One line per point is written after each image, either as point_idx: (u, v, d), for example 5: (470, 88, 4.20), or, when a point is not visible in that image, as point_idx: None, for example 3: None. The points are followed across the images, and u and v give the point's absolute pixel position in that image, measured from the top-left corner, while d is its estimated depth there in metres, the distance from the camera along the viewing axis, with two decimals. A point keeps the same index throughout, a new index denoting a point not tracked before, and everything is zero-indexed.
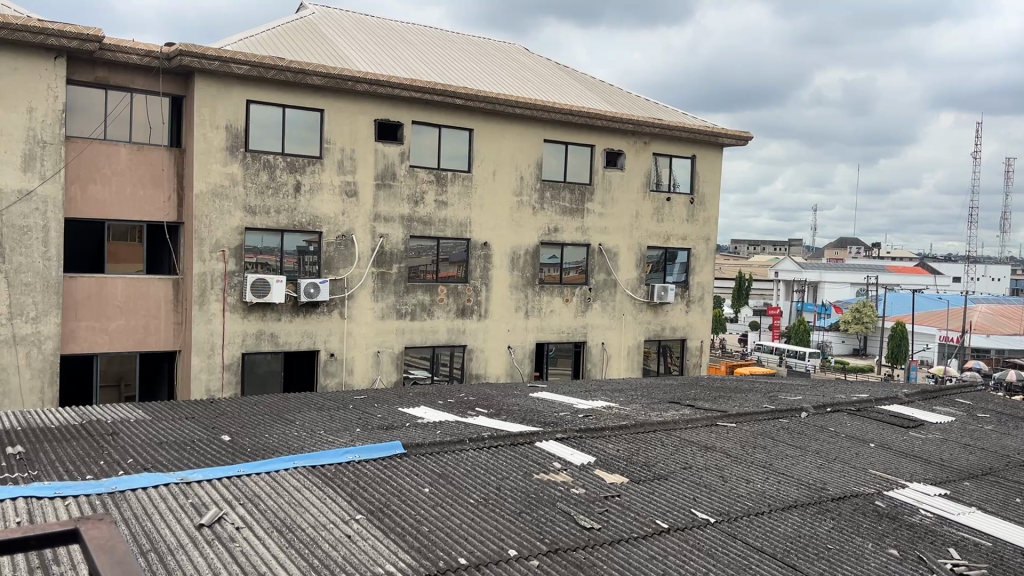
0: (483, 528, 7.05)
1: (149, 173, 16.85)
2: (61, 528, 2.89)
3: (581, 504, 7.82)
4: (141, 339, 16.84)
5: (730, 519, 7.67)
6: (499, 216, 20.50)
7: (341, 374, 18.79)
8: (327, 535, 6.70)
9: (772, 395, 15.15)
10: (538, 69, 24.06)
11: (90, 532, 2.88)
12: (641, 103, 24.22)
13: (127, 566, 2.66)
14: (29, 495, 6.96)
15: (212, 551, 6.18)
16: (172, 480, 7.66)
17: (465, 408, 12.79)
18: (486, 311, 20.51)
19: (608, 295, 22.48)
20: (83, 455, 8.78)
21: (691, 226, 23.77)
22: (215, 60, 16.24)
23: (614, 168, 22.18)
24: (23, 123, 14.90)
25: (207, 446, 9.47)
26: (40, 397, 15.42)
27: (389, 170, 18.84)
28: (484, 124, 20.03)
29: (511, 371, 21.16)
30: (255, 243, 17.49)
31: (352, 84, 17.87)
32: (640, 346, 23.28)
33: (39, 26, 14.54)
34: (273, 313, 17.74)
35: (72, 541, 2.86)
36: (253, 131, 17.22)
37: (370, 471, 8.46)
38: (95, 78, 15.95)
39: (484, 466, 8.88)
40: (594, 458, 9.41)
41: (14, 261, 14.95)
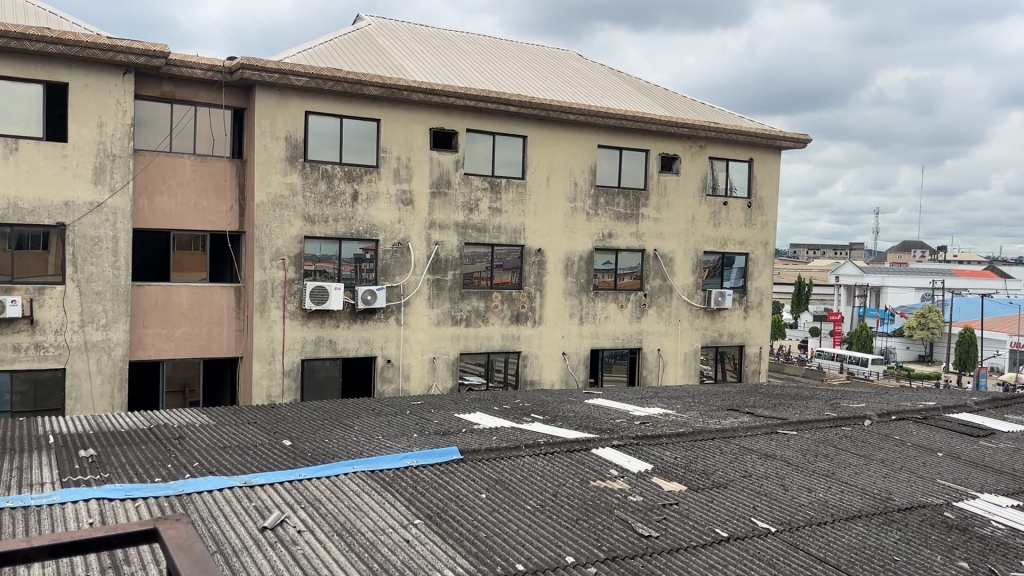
0: (540, 535, 7.05)
1: (213, 183, 17.33)
2: (138, 529, 2.95)
3: (638, 512, 7.77)
4: (205, 345, 17.27)
5: (791, 528, 7.53)
6: (553, 222, 20.50)
7: (398, 380, 18.98)
8: (386, 539, 6.77)
9: (834, 403, 14.84)
10: (592, 75, 24.04)
11: (168, 532, 2.96)
12: (697, 107, 24.01)
13: (203, 566, 2.73)
14: (101, 497, 7.20)
15: (275, 554, 6.31)
16: (236, 484, 7.84)
17: (520, 414, 12.81)
18: (540, 318, 20.50)
19: (664, 301, 22.28)
20: (152, 458, 9.06)
21: (748, 231, 23.44)
22: (275, 73, 16.61)
23: (669, 173, 22.03)
24: (94, 137, 15.44)
25: (269, 451, 9.65)
26: (110, 402, 15.92)
27: (444, 178, 19.02)
28: (538, 131, 20.08)
29: (566, 378, 21.11)
30: (314, 251, 17.81)
31: (408, 94, 18.09)
32: (697, 352, 23.01)
33: (109, 43, 15.07)
34: (331, 320, 18.02)
35: (152, 541, 2.93)
36: (311, 142, 17.56)
37: (428, 476, 8.53)
38: (161, 92, 16.47)
39: (541, 472, 8.88)
40: (652, 466, 9.34)
41: (86, 271, 15.47)
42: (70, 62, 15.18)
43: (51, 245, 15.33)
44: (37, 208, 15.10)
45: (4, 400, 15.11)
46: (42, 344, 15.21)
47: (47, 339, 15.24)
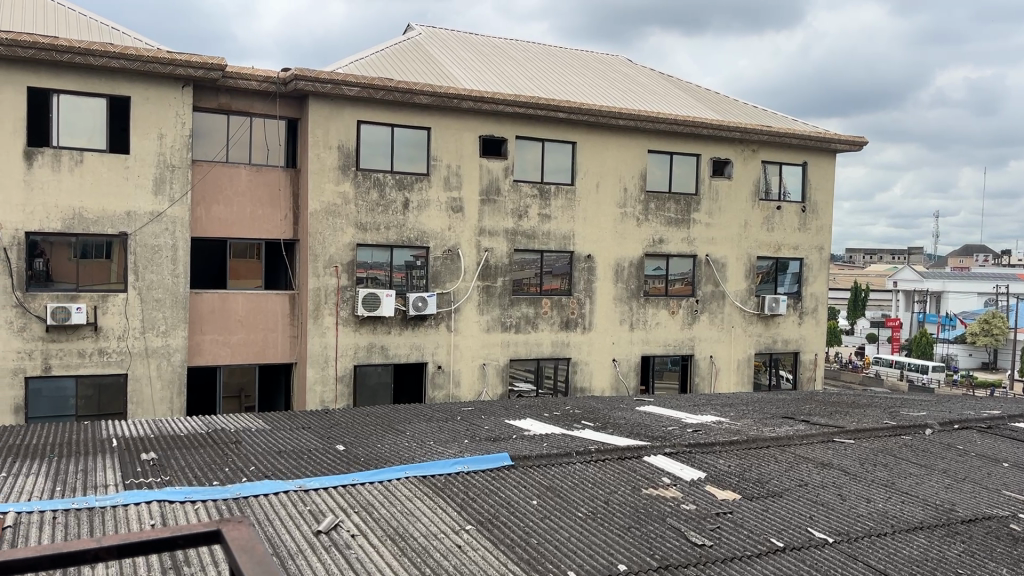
0: (592, 542, 7.02)
1: (268, 193, 17.68)
2: (204, 530, 3.01)
3: (692, 521, 7.67)
4: (260, 351, 17.59)
5: (849, 539, 7.36)
6: (603, 228, 20.43)
7: (448, 386, 19.07)
8: (439, 544, 6.81)
9: (893, 411, 14.50)
10: (641, 80, 23.95)
11: (231, 533, 3.02)
12: (749, 111, 23.74)
13: (267, 566, 2.78)
14: (162, 499, 7.37)
15: (330, 557, 6.40)
16: (291, 488, 7.97)
17: (571, 421, 12.77)
18: (590, 324, 20.43)
19: (716, 307, 22.01)
20: (209, 462, 9.26)
21: (803, 235, 23.05)
22: (328, 83, 16.89)
23: (721, 178, 21.79)
24: (154, 149, 15.88)
25: (323, 455, 9.79)
26: (170, 407, 16.31)
27: (493, 185, 19.11)
28: (588, 137, 20.06)
29: (616, 385, 20.99)
30: (366, 259, 18.04)
31: (458, 102, 18.23)
32: (750, 359, 22.68)
33: (168, 57, 15.49)
34: (383, 326, 18.21)
35: (214, 542, 2.99)
36: (363, 151, 17.80)
37: (479, 482, 8.56)
38: (218, 104, 16.88)
39: (592, 480, 8.84)
40: (705, 474, 9.23)
41: (147, 278, 15.89)
42: (132, 76, 15.65)
43: (113, 254, 15.78)
44: (100, 219, 15.57)
45: (70, 404, 15.56)
46: (105, 350, 15.66)
47: (110, 345, 15.69)
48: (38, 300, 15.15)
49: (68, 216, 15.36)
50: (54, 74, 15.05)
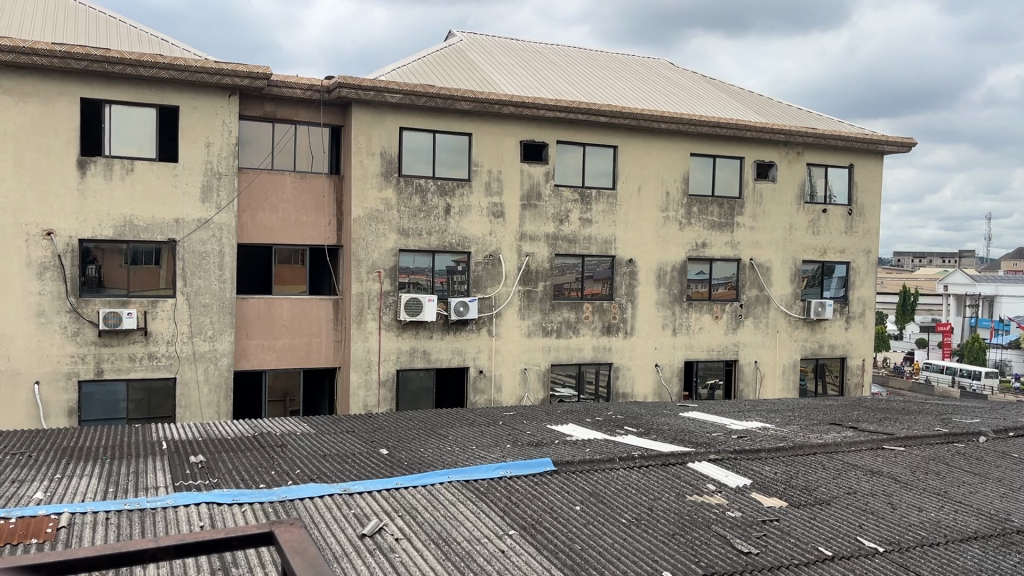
0: (637, 549, 6.97)
1: (312, 200, 17.92)
2: (258, 531, 3.05)
3: (737, 528, 7.58)
4: (305, 356, 17.80)
5: (900, 549, 7.20)
6: (645, 232, 20.31)
7: (490, 391, 19.09)
8: (482, 549, 6.82)
9: (945, 418, 14.15)
10: (683, 83, 23.79)
11: (284, 535, 3.05)
12: (793, 113, 23.45)
13: (319, 568, 2.80)
14: (210, 501, 7.50)
15: (374, 560, 6.46)
16: (336, 491, 8.05)
17: (613, 426, 12.71)
18: (632, 329, 20.31)
19: (761, 312, 21.73)
20: (256, 464, 9.41)
21: (849, 239, 22.66)
22: (371, 91, 17.06)
23: (765, 181, 21.53)
24: (202, 157, 16.19)
25: (367, 459, 9.86)
26: (217, 410, 16.57)
27: (534, 190, 19.11)
28: (630, 141, 19.98)
29: (659, 391, 20.81)
30: (408, 264, 18.17)
31: (498, 108, 18.29)
32: (796, 365, 22.33)
33: (215, 67, 15.79)
34: (425, 331, 18.32)
35: (268, 544, 3.02)
36: (405, 157, 17.95)
37: (522, 487, 8.55)
38: (263, 112, 17.17)
39: (636, 486, 8.77)
40: (751, 481, 9.11)
41: (194, 284, 16.19)
42: (180, 86, 15.99)
43: (162, 260, 16.10)
44: (150, 226, 15.91)
45: (121, 407, 15.92)
46: (155, 354, 15.98)
47: (159, 349, 16.00)
48: (90, 305, 15.52)
49: (119, 223, 15.72)
50: (105, 85, 15.45)
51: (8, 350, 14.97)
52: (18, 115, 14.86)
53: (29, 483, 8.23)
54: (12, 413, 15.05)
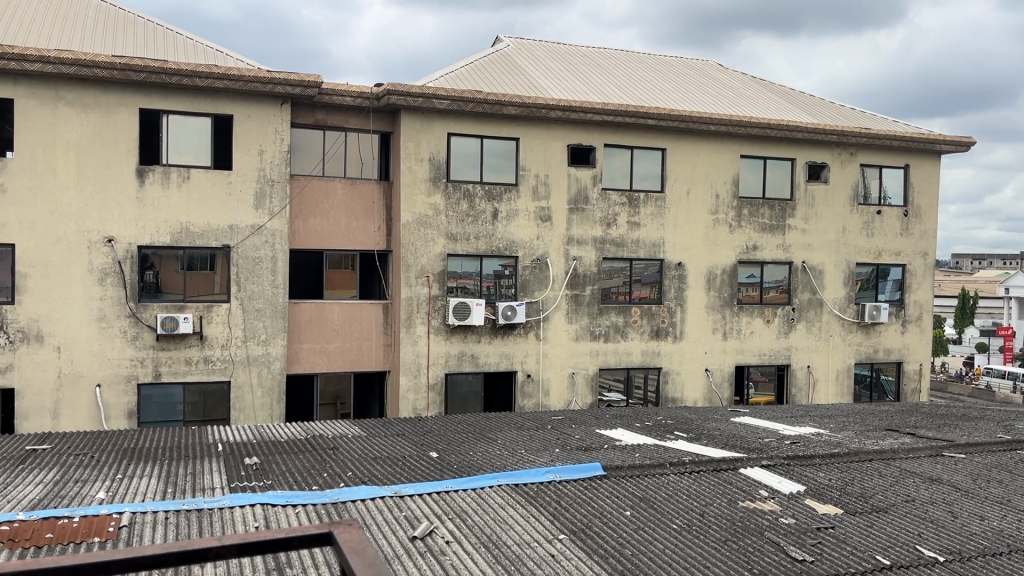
0: (689, 554, 6.90)
1: (362, 205, 18.16)
2: (317, 531, 3.10)
3: (791, 535, 7.46)
4: (355, 360, 18.01)
5: (961, 558, 7.01)
6: (694, 235, 20.13)
7: (538, 395, 19.07)
8: (532, 553, 6.83)
9: (1007, 424, 13.73)
10: (732, 84, 23.54)
11: (342, 535, 3.10)
12: (846, 113, 23.05)
13: (378, 568, 2.83)
14: (264, 503, 7.63)
15: (425, 563, 6.51)
16: (387, 494, 8.12)
17: (663, 431, 12.62)
18: (681, 333, 20.12)
19: (814, 316, 21.37)
20: (309, 466, 9.55)
21: (905, 241, 22.15)
22: (419, 97, 17.21)
23: (817, 182, 21.20)
24: (255, 164, 16.52)
25: (417, 462, 9.95)
26: (270, 413, 16.84)
27: (582, 194, 19.09)
28: (679, 143, 19.84)
29: (709, 396, 20.59)
30: (457, 268, 18.27)
31: (545, 112, 18.29)
32: (850, 369, 21.89)
33: (268, 76, 16.10)
34: (473, 335, 18.40)
35: (327, 544, 3.07)
36: (453, 162, 18.09)
37: (571, 491, 8.55)
38: (314, 120, 17.46)
39: (687, 492, 8.68)
40: (804, 487, 8.95)
41: (248, 289, 16.50)
42: (234, 96, 16.34)
43: (217, 265, 16.43)
44: (206, 232, 16.26)
45: (177, 410, 16.31)
46: (210, 358, 16.32)
47: (214, 353, 16.34)
48: (149, 310, 15.93)
49: (176, 230, 16.10)
50: (163, 96, 15.87)
51: (71, 353, 15.43)
52: (80, 126, 15.37)
53: (91, 483, 8.47)
54: (74, 415, 15.53)
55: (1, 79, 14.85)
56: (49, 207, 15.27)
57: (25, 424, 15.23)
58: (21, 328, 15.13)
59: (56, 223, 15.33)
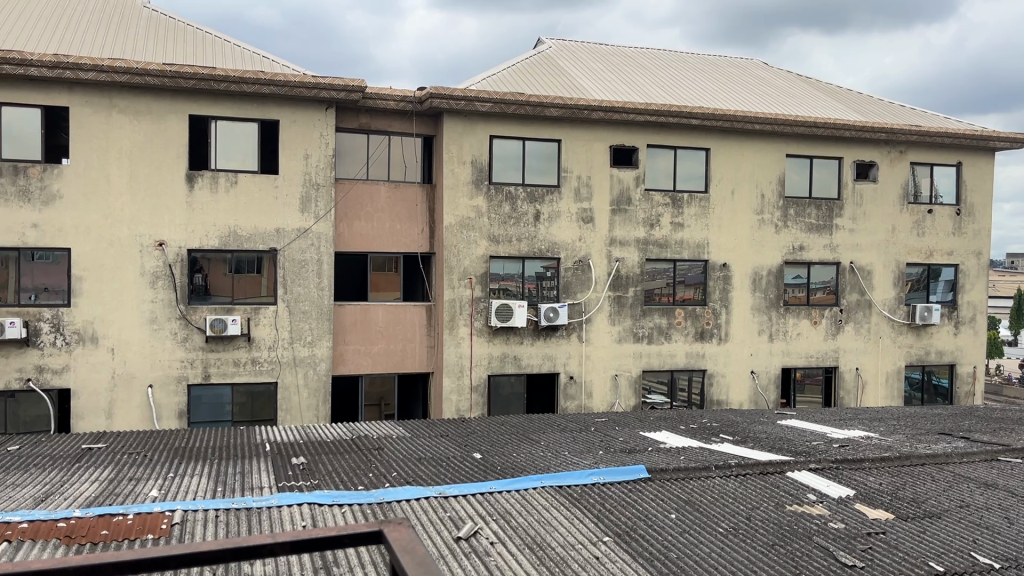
0: (735, 558, 6.83)
1: (406, 208, 18.33)
2: (368, 529, 3.15)
3: (840, 540, 7.34)
4: (399, 362, 18.17)
5: (1018, 566, 6.83)
6: (739, 235, 19.91)
7: (581, 397, 19.01)
8: (577, 555, 6.81)
9: None
10: (777, 82, 23.25)
11: (393, 533, 3.14)
12: (895, 110, 22.61)
13: (428, 566, 2.85)
14: (311, 502, 7.73)
15: (469, 563, 6.54)
16: (432, 494, 8.17)
17: (708, 434, 12.49)
18: (726, 335, 19.91)
19: (862, 317, 20.98)
20: (355, 466, 9.67)
21: (958, 240, 21.64)
22: (462, 100, 17.28)
23: (866, 181, 20.84)
24: (301, 168, 16.76)
25: (460, 463, 10.02)
26: (315, 414, 17.04)
27: (624, 195, 19.01)
28: (722, 143, 19.65)
29: (755, 398, 20.31)
30: (499, 270, 18.32)
31: (588, 113, 18.23)
32: (900, 372, 21.44)
33: (313, 82, 16.31)
34: (516, 337, 18.43)
35: (377, 543, 3.11)
36: (495, 165, 18.15)
37: (616, 494, 8.52)
38: (359, 124, 17.67)
39: (732, 495, 8.59)
40: (854, 492, 8.79)
41: (294, 292, 16.73)
42: (280, 101, 16.59)
43: (264, 268, 16.71)
44: (253, 236, 16.54)
45: (226, 410, 16.62)
46: (258, 360, 16.59)
47: (262, 354, 16.60)
48: (198, 312, 16.25)
49: (224, 234, 16.39)
50: (212, 102, 16.21)
51: (124, 354, 15.81)
52: (133, 133, 15.76)
53: (143, 482, 8.65)
54: (127, 415, 15.90)
55: (57, 88, 15.31)
56: (103, 212, 15.68)
57: (80, 424, 15.66)
58: (77, 330, 15.55)
59: (110, 228, 15.73)
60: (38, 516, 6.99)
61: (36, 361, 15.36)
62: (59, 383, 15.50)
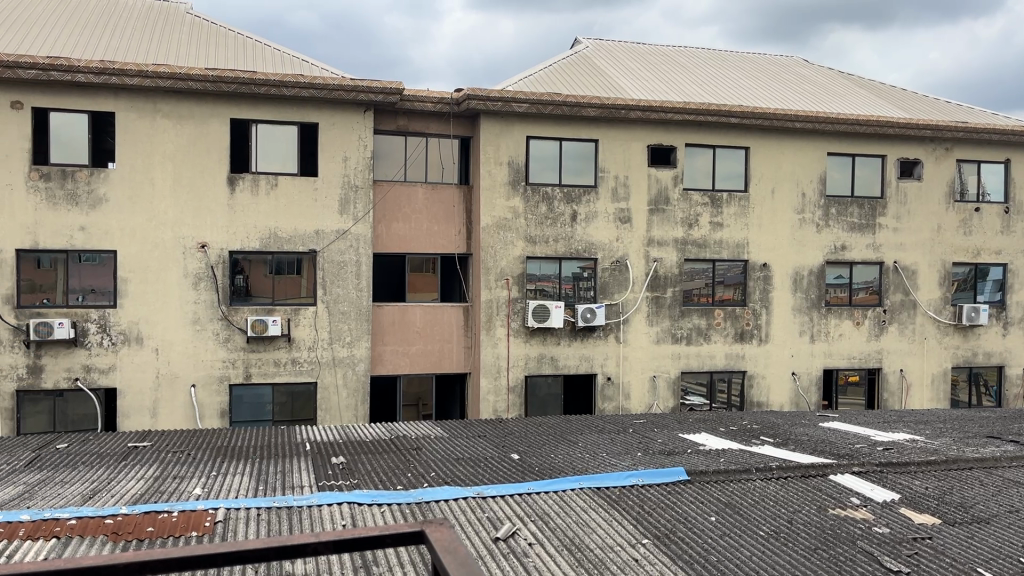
0: (776, 562, 6.75)
1: (443, 210, 18.41)
2: (410, 529, 3.17)
3: (885, 544, 7.21)
4: (437, 362, 18.25)
5: None
6: (779, 234, 19.66)
7: (619, 399, 18.91)
8: (616, 557, 6.78)
9: None
10: (818, 80, 22.94)
11: (434, 533, 3.16)
12: (940, 107, 22.17)
13: (470, 566, 2.87)
14: (350, 501, 7.80)
15: (508, 564, 6.55)
16: (470, 495, 8.19)
17: (748, 436, 12.36)
18: (766, 336, 19.67)
19: (907, 317, 20.58)
20: (394, 466, 9.73)
21: (1006, 239, 21.13)
22: (499, 101, 17.31)
23: (910, 179, 20.46)
24: (340, 170, 16.93)
25: (499, 463, 10.03)
26: (354, 414, 17.17)
27: (662, 194, 18.88)
28: (762, 141, 19.43)
29: (796, 400, 20.02)
30: (535, 271, 18.31)
31: (625, 113, 18.15)
32: (946, 374, 20.98)
33: (352, 84, 16.47)
34: (553, 338, 18.40)
35: (419, 542, 3.14)
36: (532, 165, 18.16)
37: (654, 495, 8.46)
38: (396, 126, 17.82)
39: (774, 498, 8.48)
40: (899, 496, 8.62)
41: (333, 293, 16.89)
42: (320, 104, 16.77)
43: (303, 270, 16.91)
44: (293, 237, 16.73)
45: (267, 410, 16.83)
46: (297, 360, 16.77)
47: (302, 355, 16.78)
48: (239, 313, 16.48)
49: (265, 235, 16.61)
50: (253, 106, 16.45)
51: (168, 354, 16.10)
52: (176, 137, 16.05)
53: (187, 480, 8.79)
54: (171, 414, 16.19)
55: (104, 93, 15.66)
56: (148, 215, 15.98)
57: (126, 422, 15.97)
58: (123, 331, 15.86)
59: (154, 230, 16.03)
60: (86, 513, 7.13)
61: (83, 361, 15.70)
62: (105, 383, 15.83)
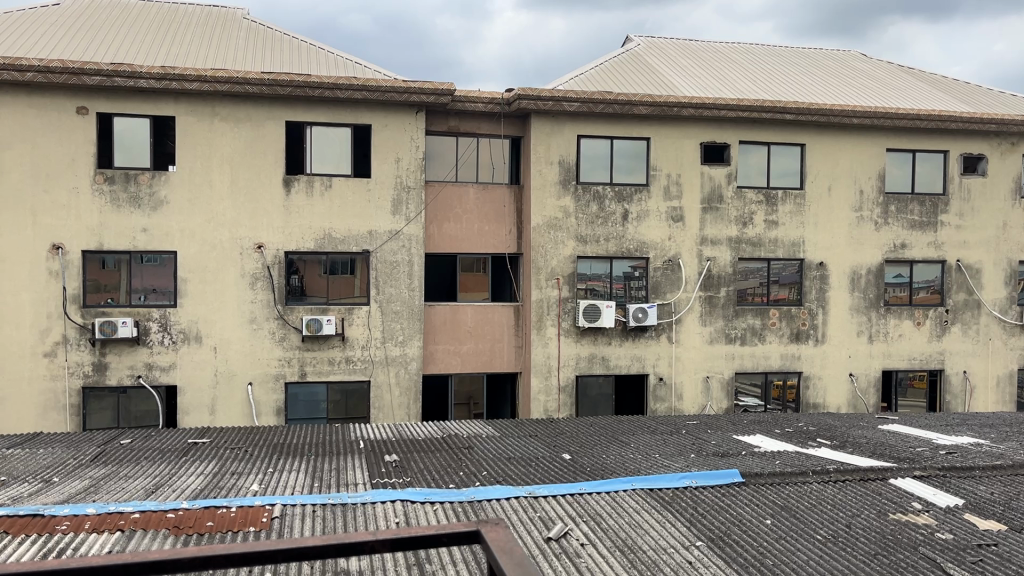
0: (834, 567, 6.61)
1: (494, 209, 18.46)
2: (465, 529, 3.19)
3: (949, 551, 7.01)
4: (488, 361, 18.31)
5: None
6: (835, 233, 19.27)
7: (671, 399, 18.74)
8: (669, 559, 6.73)
9: None
10: (877, 74, 22.42)
11: (489, 534, 3.17)
12: (1005, 100, 21.50)
13: (525, 567, 2.88)
14: (404, 499, 7.88)
15: (560, 564, 6.54)
16: (521, 494, 8.20)
17: (805, 438, 12.13)
18: (823, 336, 19.29)
19: (970, 318, 19.98)
20: (447, 465, 9.78)
21: None
22: (550, 100, 17.29)
23: (973, 175, 19.86)
24: (392, 171, 17.10)
25: (550, 463, 10.03)
26: (407, 412, 17.32)
27: (715, 193, 18.66)
28: (817, 137, 19.06)
29: (854, 402, 19.58)
30: (586, 271, 18.24)
31: (677, 110, 17.99)
32: (1013, 376, 20.31)
33: (404, 86, 16.61)
34: (604, 338, 18.32)
35: (474, 541, 3.15)
36: (583, 165, 18.11)
37: (708, 498, 8.36)
38: (448, 127, 17.93)
39: (831, 502, 8.31)
40: (963, 501, 8.38)
41: (386, 292, 17.07)
42: (373, 105, 16.96)
43: (357, 270, 17.12)
44: (347, 237, 16.94)
45: (321, 408, 17.09)
46: (351, 359, 16.99)
47: (355, 353, 17.00)
48: (295, 312, 16.76)
49: (319, 236, 16.85)
50: (307, 109, 16.72)
51: (226, 352, 16.44)
52: (233, 139, 16.39)
53: (245, 477, 8.97)
54: (229, 411, 16.53)
55: (165, 98, 16.08)
56: (207, 216, 16.36)
57: (186, 419, 16.36)
58: (183, 329, 16.26)
59: (212, 231, 16.39)
60: (148, 507, 7.33)
61: (145, 359, 16.13)
62: (166, 380, 16.24)
